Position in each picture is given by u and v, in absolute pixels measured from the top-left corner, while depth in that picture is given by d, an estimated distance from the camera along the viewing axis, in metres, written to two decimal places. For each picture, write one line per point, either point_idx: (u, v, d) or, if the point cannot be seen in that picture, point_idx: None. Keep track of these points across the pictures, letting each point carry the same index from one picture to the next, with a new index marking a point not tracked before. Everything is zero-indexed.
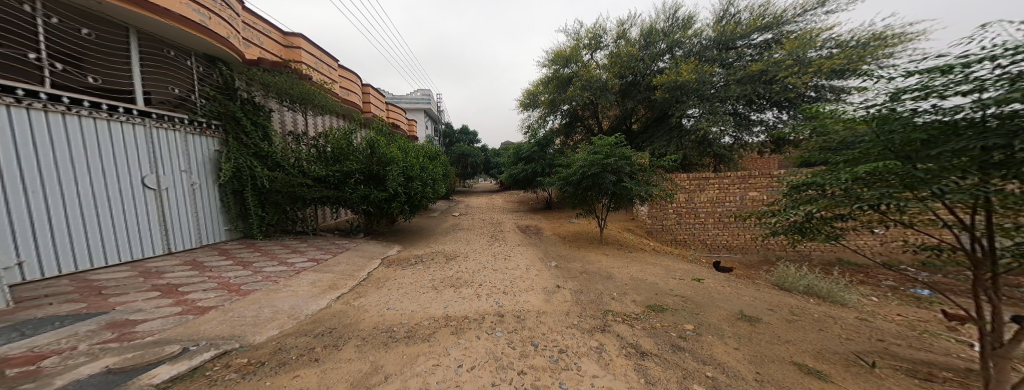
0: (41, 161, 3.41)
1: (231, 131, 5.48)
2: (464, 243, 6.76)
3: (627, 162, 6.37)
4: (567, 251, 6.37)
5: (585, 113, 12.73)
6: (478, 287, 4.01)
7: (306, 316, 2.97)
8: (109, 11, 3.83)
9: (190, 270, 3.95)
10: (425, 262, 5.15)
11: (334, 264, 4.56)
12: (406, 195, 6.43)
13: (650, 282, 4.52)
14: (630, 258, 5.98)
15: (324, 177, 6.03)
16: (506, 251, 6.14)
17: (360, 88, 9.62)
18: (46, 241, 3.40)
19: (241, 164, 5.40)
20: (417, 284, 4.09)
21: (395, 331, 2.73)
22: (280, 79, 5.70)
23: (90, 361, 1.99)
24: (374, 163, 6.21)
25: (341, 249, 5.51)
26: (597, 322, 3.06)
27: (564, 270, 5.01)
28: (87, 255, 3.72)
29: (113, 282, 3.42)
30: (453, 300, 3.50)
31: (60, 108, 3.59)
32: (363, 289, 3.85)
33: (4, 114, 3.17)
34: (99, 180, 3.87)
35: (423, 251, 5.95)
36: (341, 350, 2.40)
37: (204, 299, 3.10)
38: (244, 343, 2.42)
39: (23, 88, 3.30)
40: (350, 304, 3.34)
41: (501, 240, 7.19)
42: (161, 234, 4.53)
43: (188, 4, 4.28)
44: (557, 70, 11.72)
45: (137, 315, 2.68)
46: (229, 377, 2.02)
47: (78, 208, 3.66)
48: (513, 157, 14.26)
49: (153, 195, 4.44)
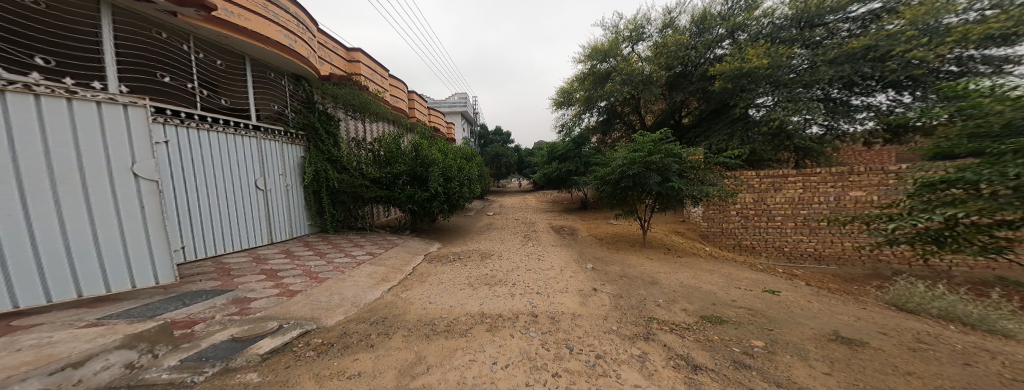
0: (194, 168, 4.25)
1: (311, 140, 6.24)
2: (501, 242, 6.90)
3: (674, 160, 5.90)
4: (604, 254, 6.08)
5: (624, 109, 12.15)
6: (511, 286, 4.04)
7: (365, 304, 3.29)
8: (231, 43, 4.63)
9: (285, 258, 4.60)
10: (463, 259, 5.36)
11: (386, 258, 4.97)
12: (445, 195, 6.81)
13: (705, 290, 4.13)
14: (678, 264, 5.51)
15: (379, 178, 6.56)
16: (540, 251, 6.10)
17: (406, 94, 10.32)
18: (196, 231, 4.21)
19: (319, 168, 6.20)
20: (455, 280, 4.26)
21: (437, 325, 2.87)
22: (346, 91, 6.39)
23: (221, 329, 2.43)
24: (419, 165, 6.60)
25: (392, 244, 5.97)
26: (640, 329, 2.89)
27: (601, 273, 4.81)
28: (221, 243, 4.54)
29: (237, 265, 4.14)
30: (488, 298, 3.57)
31: (206, 125, 4.44)
32: (409, 282, 4.13)
33: (173, 132, 4.03)
34: (229, 183, 4.70)
35: (460, 249, 6.19)
36: (391, 338, 2.60)
37: (294, 283, 3.60)
38: (320, 325, 2.74)
39: (185, 111, 4.16)
40: (398, 296, 3.61)
41: (535, 240, 7.14)
42: (268, 227, 5.35)
43: (280, 31, 5.00)
44: (594, 66, 11.26)
45: (252, 294, 3.20)
46: (309, 354, 2.30)
47: (216, 205, 4.48)
48: (547, 156, 14.04)
49: (263, 195, 5.27)
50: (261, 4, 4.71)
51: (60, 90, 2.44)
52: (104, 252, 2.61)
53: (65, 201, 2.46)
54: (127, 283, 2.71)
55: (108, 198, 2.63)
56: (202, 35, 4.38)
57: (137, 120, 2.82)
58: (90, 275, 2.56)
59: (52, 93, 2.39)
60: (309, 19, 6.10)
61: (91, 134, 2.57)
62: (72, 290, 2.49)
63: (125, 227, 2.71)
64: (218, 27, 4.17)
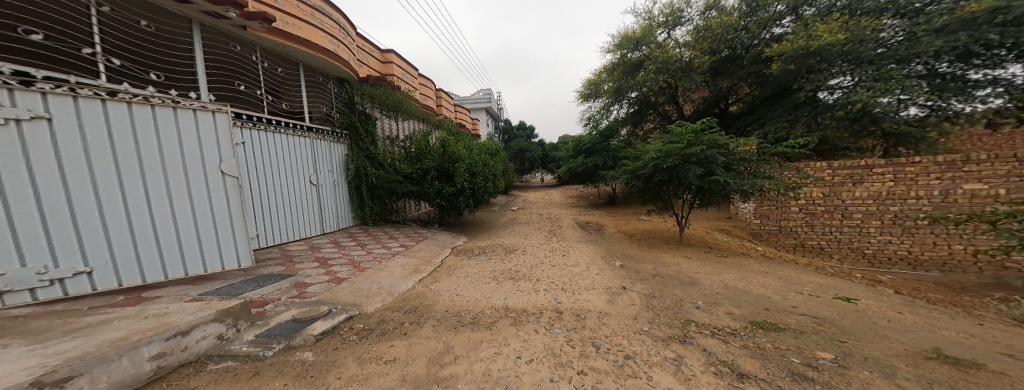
0: (264, 166, 4.80)
1: (353, 139, 6.71)
2: (527, 237, 6.91)
3: (720, 151, 5.41)
4: (635, 251, 5.79)
5: (656, 99, 11.55)
6: (537, 281, 4.04)
7: (399, 293, 3.52)
8: (286, 51, 5.04)
9: (336, 248, 5.06)
10: (487, 253, 5.47)
11: (417, 250, 5.24)
12: (471, 190, 6.94)
13: (755, 293, 3.78)
14: (721, 264, 5.07)
15: (410, 174, 6.80)
16: (565, 247, 5.99)
17: (434, 92, 10.54)
18: (266, 222, 4.77)
19: (359, 165, 6.69)
20: (481, 273, 4.36)
21: (463, 316, 2.97)
22: (381, 92, 6.83)
23: (285, 310, 2.76)
24: (446, 161, 6.79)
25: (423, 237, 6.24)
26: (674, 332, 2.73)
27: (631, 271, 4.59)
28: (285, 232, 5.11)
29: (297, 252, 4.64)
30: (512, 293, 3.61)
31: (274, 129, 5.01)
32: (438, 274, 4.32)
33: (247, 135, 4.57)
34: (290, 179, 5.26)
35: (485, 243, 6.31)
36: (422, 327, 2.75)
37: (342, 270, 3.96)
38: (361, 311, 2.98)
39: (256, 116, 4.70)
40: (428, 287, 3.80)
41: (559, 236, 6.99)
42: (321, 218, 5.91)
43: (325, 37, 5.36)
44: (624, 55, 10.62)
45: (309, 279, 3.58)
46: (353, 337, 2.52)
47: (281, 198, 5.03)
48: (572, 151, 13.58)
49: (318, 189, 5.83)
50: (308, 13, 5.06)
51: (168, 100, 2.89)
52: (202, 239, 3.08)
53: (174, 194, 2.91)
54: (219, 264, 3.19)
55: (203, 193, 3.08)
56: (264, 45, 4.83)
57: (222, 125, 3.24)
58: (194, 258, 3.03)
59: (163, 103, 2.84)
60: (349, 24, 6.44)
61: (189, 138, 3.01)
62: (179, 269, 2.95)
63: (216, 217, 3.17)
64: (277, 38, 4.64)
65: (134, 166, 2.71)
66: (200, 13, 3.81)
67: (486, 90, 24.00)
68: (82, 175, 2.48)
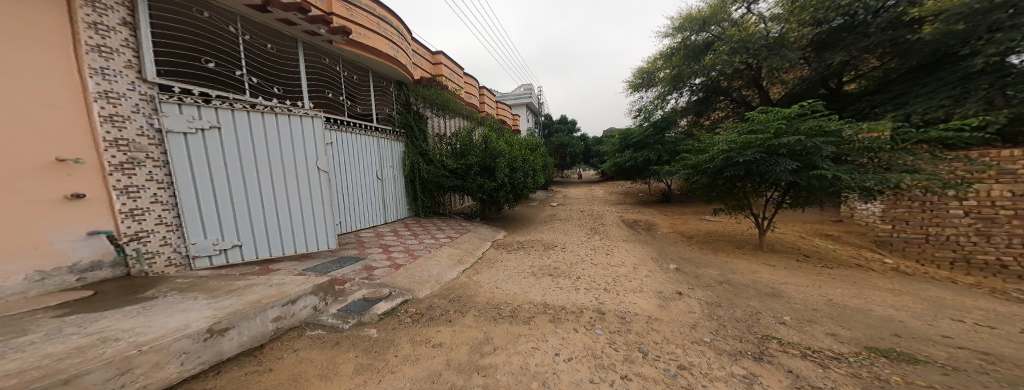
0: (349, 162, 5.51)
1: (408, 138, 7.05)
2: (572, 234, 6.71)
3: (826, 140, 4.47)
4: (695, 255, 5.15)
5: (728, 82, 10.41)
6: (578, 279, 3.91)
7: (446, 282, 3.74)
8: (359, 60, 5.42)
9: (402, 234, 5.58)
10: (526, 248, 5.48)
11: (461, 241, 5.40)
12: (511, 185, 7.06)
13: (859, 311, 3.11)
14: (827, 277, 4.17)
15: (455, 169, 7.02)
16: (608, 246, 5.64)
17: (478, 88, 10.65)
18: (350, 210, 5.46)
19: (412, 161, 7.06)
20: (519, 267, 4.39)
21: (502, 309, 3.02)
22: (430, 91, 7.19)
23: (358, 290, 3.15)
24: (488, 156, 6.91)
25: (464, 229, 6.35)
26: (746, 346, 2.39)
27: (687, 275, 4.12)
28: (364, 218, 5.82)
29: (370, 237, 5.24)
30: (551, 289, 3.57)
31: (356, 130, 5.71)
32: (479, 266, 4.48)
33: (336, 136, 5.24)
34: (368, 172, 5.95)
35: (524, 238, 6.34)
36: (465, 316, 2.87)
37: (401, 256, 4.32)
38: (414, 296, 3.23)
39: (345, 120, 5.44)
40: (470, 278, 3.97)
41: (602, 234, 6.61)
42: (392, 206, 6.61)
43: (389, 45, 5.63)
44: (686, 38, 10.03)
45: (376, 263, 3.98)
46: (406, 320, 2.74)
47: (360, 189, 5.72)
48: (619, 144, 12.70)
49: (388, 181, 6.52)
50: (375, 22, 5.33)
51: (284, 109, 3.60)
52: (308, 222, 3.79)
53: (287, 185, 3.61)
54: (320, 243, 3.91)
55: (308, 185, 3.78)
56: (344, 56, 5.26)
57: (317, 128, 3.90)
58: (304, 238, 3.77)
59: (280, 112, 3.54)
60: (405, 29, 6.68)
61: (297, 140, 3.70)
62: (294, 247, 3.69)
63: (317, 205, 3.85)
64: (356, 49, 5.01)
65: (263, 163, 3.44)
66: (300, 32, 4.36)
67: (522, 85, 23.29)
68: (233, 171, 3.24)
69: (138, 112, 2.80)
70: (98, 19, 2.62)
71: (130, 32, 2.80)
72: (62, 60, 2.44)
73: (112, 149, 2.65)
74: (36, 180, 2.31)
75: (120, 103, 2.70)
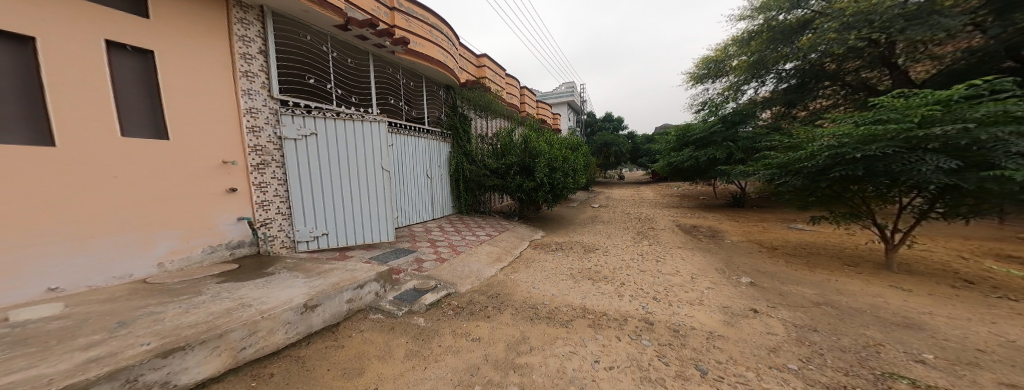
0: (409, 161, 5.93)
1: (455, 139, 7.26)
2: (616, 237, 6.36)
3: (1016, 129, 3.28)
4: (761, 267, 4.50)
5: (837, 64, 8.16)
6: (623, 285, 3.70)
7: (484, 279, 3.82)
8: (414, 67, 5.78)
9: (451, 229, 5.81)
10: (565, 249, 5.34)
11: (500, 240, 5.41)
12: (550, 185, 6.90)
13: (1003, 345, 2.42)
14: (1010, 312, 3.05)
15: (496, 169, 7.13)
16: (654, 252, 5.21)
17: (519, 89, 10.62)
18: (408, 205, 5.86)
19: (458, 162, 7.28)
20: (557, 269, 4.30)
21: (538, 310, 2.98)
22: (475, 94, 7.39)
23: (410, 280, 3.38)
24: (528, 157, 6.89)
25: (502, 228, 6.38)
26: (838, 378, 2.03)
27: (751, 289, 3.62)
28: (420, 213, 6.21)
29: (422, 231, 5.56)
30: (592, 293, 3.44)
31: (415, 133, 6.16)
32: (517, 265, 4.49)
33: (396, 139, 5.68)
34: (423, 171, 6.35)
35: (563, 239, 6.19)
36: (502, 313, 2.90)
37: (447, 250, 4.49)
38: (456, 290, 3.35)
39: (407, 124, 5.98)
40: (508, 276, 4.00)
41: (648, 239, 6.13)
42: (443, 202, 7.01)
43: (441, 51, 5.91)
44: (771, 19, 8.45)
45: (426, 256, 4.19)
46: (448, 312, 2.87)
47: (416, 187, 6.10)
48: (678, 141, 11.71)
49: (439, 179, 6.91)
50: (428, 30, 5.63)
51: (359, 115, 4.18)
52: (377, 214, 4.35)
53: (359, 182, 4.18)
54: (385, 234, 4.44)
55: (376, 181, 4.34)
56: (402, 65, 5.66)
57: (381, 132, 4.42)
58: (375, 228, 4.34)
59: (354, 118, 4.12)
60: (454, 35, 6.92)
61: (368, 143, 4.26)
62: (367, 235, 4.28)
63: (383, 199, 4.40)
64: (413, 58, 5.33)
65: (343, 164, 4.03)
66: (370, 45, 4.80)
67: (567, 82, 22.41)
68: (322, 171, 3.88)
69: (267, 124, 3.56)
70: (246, 51, 3.41)
71: (263, 59, 3.57)
72: (226, 86, 3.27)
73: (252, 154, 3.43)
74: (210, 178, 3.11)
75: (257, 117, 3.48)
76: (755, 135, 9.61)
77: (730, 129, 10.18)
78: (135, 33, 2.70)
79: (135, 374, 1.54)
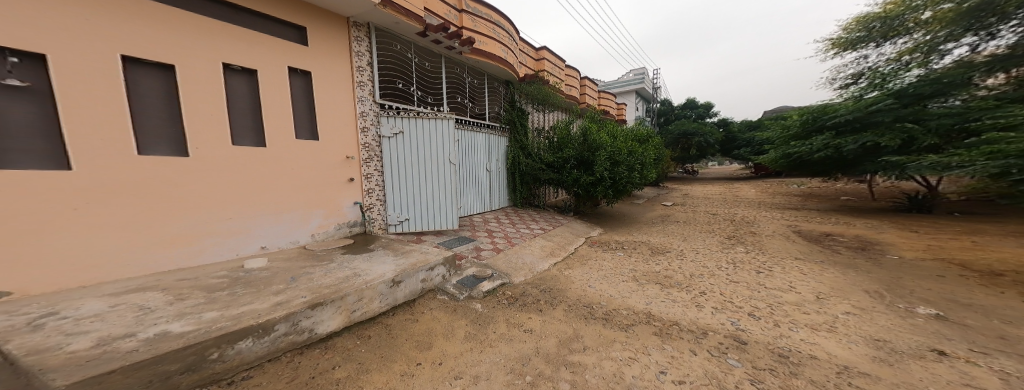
0: (475, 155, 6.14)
1: (512, 134, 7.15)
2: (690, 241, 5.70)
3: None
4: (887, 284, 3.58)
5: None
6: (701, 295, 3.31)
7: (537, 272, 3.82)
8: (478, 64, 5.91)
9: (508, 222, 5.89)
10: (627, 250, 5.01)
11: (554, 234, 5.32)
12: (612, 180, 6.50)
13: None
14: None
15: (552, 163, 7.07)
16: (737, 260, 4.54)
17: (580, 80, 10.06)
18: (472, 195, 6.11)
19: (514, 155, 7.12)
20: (617, 270, 4.08)
21: (594, 310, 2.88)
22: (533, 87, 7.14)
23: (478, 267, 3.55)
24: (586, 150, 6.66)
25: (558, 223, 6.25)
26: None
27: (870, 313, 2.92)
28: (483, 203, 6.44)
29: (482, 221, 5.77)
30: (660, 299, 3.18)
31: (481, 128, 6.38)
32: (572, 262, 4.38)
33: (463, 134, 5.82)
34: (489, 162, 6.56)
35: (625, 238, 5.83)
36: (555, 309, 2.87)
37: (502, 241, 4.58)
38: (510, 280, 3.42)
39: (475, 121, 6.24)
40: (561, 272, 3.94)
41: (726, 245, 5.37)
42: (506, 192, 7.16)
43: (503, 48, 5.92)
44: None
45: (483, 245, 4.31)
46: (502, 302, 2.95)
47: (479, 179, 6.29)
48: (810, 127, 9.02)
49: (503, 170, 7.03)
50: (492, 28, 5.66)
51: (433, 113, 4.50)
52: (447, 206, 4.65)
53: (431, 174, 4.53)
54: (452, 223, 4.70)
55: (447, 174, 4.61)
56: (467, 63, 5.84)
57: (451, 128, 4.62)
58: (446, 217, 4.67)
59: (430, 116, 4.46)
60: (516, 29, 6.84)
61: (441, 138, 4.55)
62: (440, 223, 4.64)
63: (451, 191, 4.64)
64: (480, 57, 5.47)
65: (419, 158, 4.42)
66: (442, 47, 5.05)
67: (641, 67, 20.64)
68: (403, 164, 4.33)
69: (370, 125, 4.13)
70: (360, 64, 4.01)
71: (370, 69, 4.13)
72: (348, 95, 3.91)
73: (363, 150, 4.07)
74: (337, 169, 3.82)
75: (365, 120, 4.07)
76: (967, 108, 6.31)
77: (911, 108, 7.12)
78: (301, 58, 3.46)
79: (295, 319, 2.04)
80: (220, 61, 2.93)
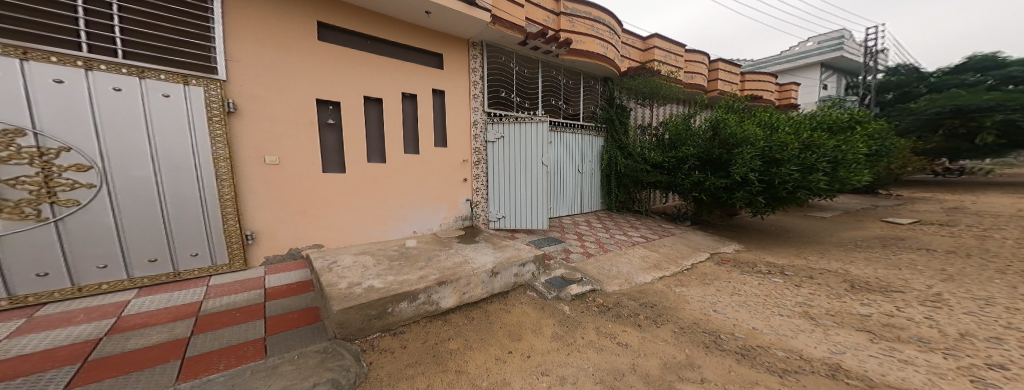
0: (568, 157, 6.07)
1: (609, 134, 6.71)
2: (921, 276, 3.91)
3: None
4: None
5: None
6: (923, 356, 2.27)
7: (636, 284, 3.48)
8: (574, 65, 5.70)
9: (601, 226, 5.59)
10: (778, 275, 4.03)
11: (661, 245, 4.70)
12: (764, 183, 5.10)
13: None
14: None
15: (661, 163, 6.26)
16: (994, 313, 2.92)
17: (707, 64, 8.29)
18: (562, 197, 6.08)
19: (612, 155, 6.69)
20: (769, 299, 3.25)
21: (723, 340, 2.41)
22: (637, 81, 6.39)
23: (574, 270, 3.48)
24: (716, 147, 5.54)
25: (667, 232, 5.46)
26: None
27: None
28: (573, 206, 6.33)
29: (573, 223, 5.66)
30: (862, 352, 2.31)
31: (578, 129, 6.22)
32: (688, 279, 3.78)
33: (556, 137, 5.82)
34: (582, 164, 6.37)
35: (779, 261, 4.61)
36: (659, 327, 2.56)
37: (595, 245, 4.35)
38: (602, 288, 3.24)
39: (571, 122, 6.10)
40: (670, 288, 3.46)
41: (956, 287, 3.56)
42: (598, 196, 6.84)
43: (602, 44, 5.50)
44: None
45: (572, 247, 4.20)
46: (594, 309, 2.82)
47: (571, 181, 6.20)
48: None
49: (598, 171, 6.76)
50: (591, 24, 5.32)
51: (530, 117, 4.65)
52: (537, 207, 4.72)
53: (525, 175, 4.69)
54: (541, 223, 4.75)
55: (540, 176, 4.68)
56: (562, 65, 5.70)
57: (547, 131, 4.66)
58: (540, 218, 4.72)
59: (528, 120, 4.63)
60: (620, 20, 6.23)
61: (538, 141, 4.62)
62: (530, 223, 4.77)
63: (545, 193, 4.66)
64: (576, 57, 5.27)
65: (518, 161, 4.68)
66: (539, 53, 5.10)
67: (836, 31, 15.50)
68: (504, 166, 4.74)
69: (481, 132, 4.65)
70: (477, 78, 4.54)
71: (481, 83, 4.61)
72: (466, 106, 4.47)
73: (475, 153, 4.62)
74: (458, 171, 4.44)
75: (477, 127, 4.60)
76: None
77: None
78: (440, 79, 4.16)
79: (429, 291, 2.50)
80: (403, 89, 3.85)
